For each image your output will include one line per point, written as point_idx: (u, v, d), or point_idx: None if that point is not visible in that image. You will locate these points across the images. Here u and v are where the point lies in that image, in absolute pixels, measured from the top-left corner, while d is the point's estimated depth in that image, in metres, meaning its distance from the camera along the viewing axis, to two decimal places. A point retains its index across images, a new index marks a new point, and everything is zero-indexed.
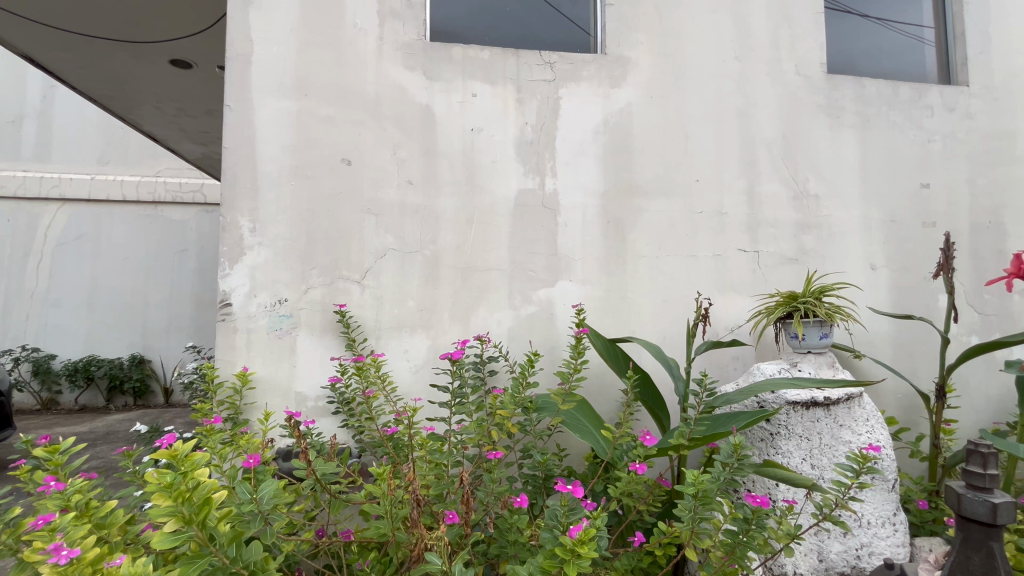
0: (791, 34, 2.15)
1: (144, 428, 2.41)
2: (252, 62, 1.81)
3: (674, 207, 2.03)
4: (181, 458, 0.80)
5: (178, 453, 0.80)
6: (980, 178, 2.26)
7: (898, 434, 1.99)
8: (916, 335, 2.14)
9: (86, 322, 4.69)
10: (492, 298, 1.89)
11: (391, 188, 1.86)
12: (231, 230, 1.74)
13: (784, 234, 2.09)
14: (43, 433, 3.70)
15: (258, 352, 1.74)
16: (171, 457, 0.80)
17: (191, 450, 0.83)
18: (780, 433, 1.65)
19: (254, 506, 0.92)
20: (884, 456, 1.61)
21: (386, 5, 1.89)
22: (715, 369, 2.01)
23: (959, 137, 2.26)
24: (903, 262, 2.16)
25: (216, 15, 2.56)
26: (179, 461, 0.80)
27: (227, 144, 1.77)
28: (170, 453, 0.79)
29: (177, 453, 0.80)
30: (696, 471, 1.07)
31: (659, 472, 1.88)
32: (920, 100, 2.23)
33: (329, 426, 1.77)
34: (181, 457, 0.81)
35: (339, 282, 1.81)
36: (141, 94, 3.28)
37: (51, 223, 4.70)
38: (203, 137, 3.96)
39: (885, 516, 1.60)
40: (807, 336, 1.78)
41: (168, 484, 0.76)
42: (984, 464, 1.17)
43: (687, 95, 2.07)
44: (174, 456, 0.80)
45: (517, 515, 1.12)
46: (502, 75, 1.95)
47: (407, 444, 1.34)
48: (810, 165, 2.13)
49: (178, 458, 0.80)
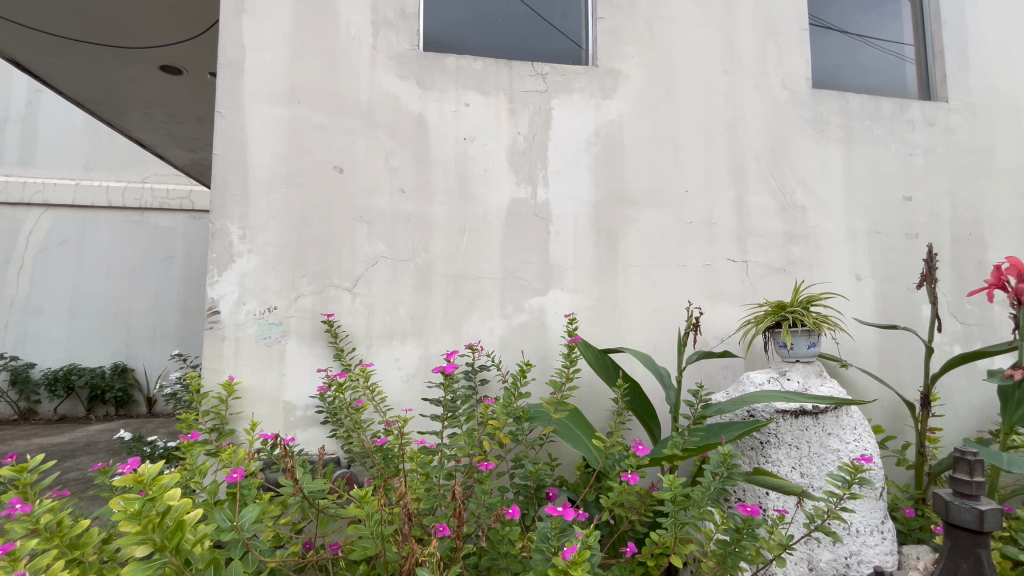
0: (778, 48, 2.21)
1: (127, 437, 2.35)
2: (244, 69, 1.80)
3: (665, 217, 2.05)
4: (148, 482, 0.77)
5: (144, 478, 0.77)
6: (960, 191, 2.32)
7: (884, 443, 2.01)
8: (900, 345, 2.18)
9: (67, 330, 4.59)
10: (484, 306, 1.89)
11: (383, 197, 1.86)
12: (220, 237, 1.72)
13: (772, 244, 2.12)
14: (21, 444, 3.60)
15: (246, 361, 1.71)
16: (136, 482, 0.76)
17: (159, 472, 0.79)
18: (769, 442, 1.66)
19: (236, 533, 0.92)
20: (872, 465, 1.63)
21: (380, 15, 1.91)
22: (705, 379, 2.02)
23: (940, 151, 2.32)
24: (888, 273, 2.20)
25: (208, 22, 2.55)
26: (146, 486, 0.77)
27: (217, 150, 1.76)
28: (135, 479, 0.76)
29: (143, 478, 0.77)
30: (670, 474, 1.12)
31: (650, 482, 1.88)
32: (902, 115, 2.29)
33: (316, 437, 1.74)
34: (148, 481, 0.77)
35: (330, 290, 1.79)
36: (130, 99, 3.25)
37: (33, 229, 4.62)
38: (192, 143, 3.92)
39: (873, 524, 1.61)
40: (796, 345, 1.80)
41: (137, 512, 0.74)
42: (970, 471, 1.20)
43: (676, 107, 2.10)
44: (140, 481, 0.77)
45: (510, 527, 1.12)
46: (495, 85, 1.97)
47: (396, 455, 1.32)
48: (797, 177, 2.17)
49: (144, 483, 0.77)
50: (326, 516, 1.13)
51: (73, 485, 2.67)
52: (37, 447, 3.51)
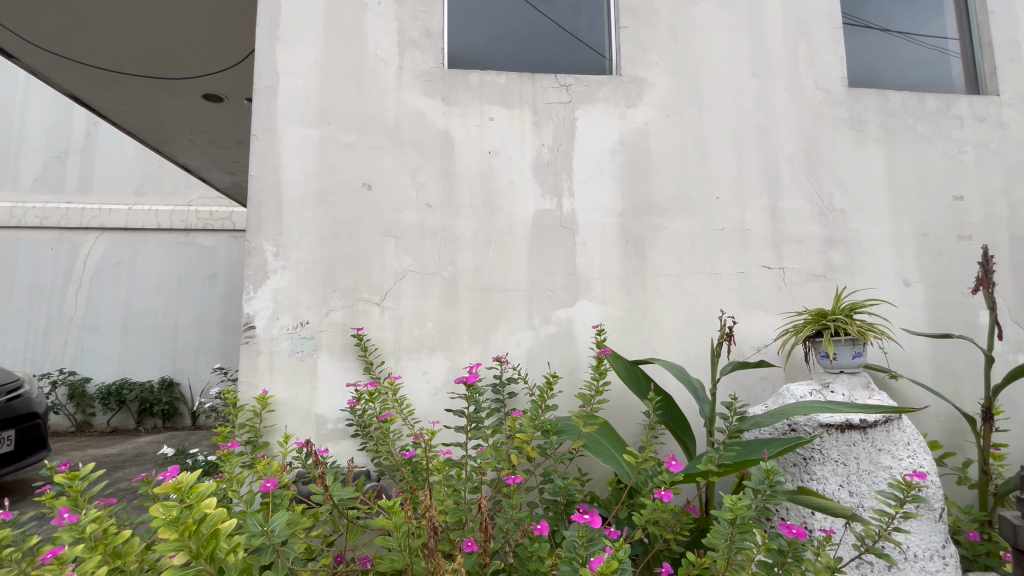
0: (809, 48, 2.14)
1: (170, 451, 2.44)
2: (278, 94, 1.88)
3: (695, 224, 2.00)
4: (186, 490, 0.80)
5: (183, 485, 0.80)
6: (1017, 189, 2.18)
7: (942, 460, 1.87)
8: (957, 354, 2.04)
9: (119, 346, 4.85)
10: (510, 318, 1.88)
11: (410, 212, 1.89)
12: (256, 254, 1.79)
13: (810, 250, 2.04)
14: (75, 455, 3.79)
15: (280, 374, 1.76)
16: (175, 490, 0.79)
17: (196, 480, 0.82)
18: (814, 458, 1.57)
19: (266, 538, 0.93)
20: (928, 483, 1.52)
21: (406, 36, 1.96)
22: (741, 392, 1.94)
23: (992, 147, 2.19)
24: (939, 277, 2.07)
25: (244, 52, 2.68)
26: (184, 494, 0.80)
27: (252, 172, 1.83)
28: (173, 486, 0.79)
29: (181, 486, 0.80)
30: (735, 495, 1.04)
31: (686, 499, 1.80)
32: (949, 111, 2.17)
33: (345, 449, 1.76)
34: (185, 489, 0.80)
35: (359, 305, 1.82)
36: (176, 127, 3.43)
37: (90, 251, 4.93)
38: (232, 166, 4.09)
39: (932, 548, 1.49)
40: (838, 355, 1.71)
41: (174, 518, 0.76)
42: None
43: (704, 113, 2.07)
44: (178, 489, 0.80)
45: (538, 544, 1.10)
46: (518, 99, 1.98)
47: (424, 468, 1.32)
48: (835, 179, 2.09)
49: (183, 491, 0.80)
50: (355, 529, 1.14)
51: (121, 495, 2.82)
52: (89, 458, 3.68)
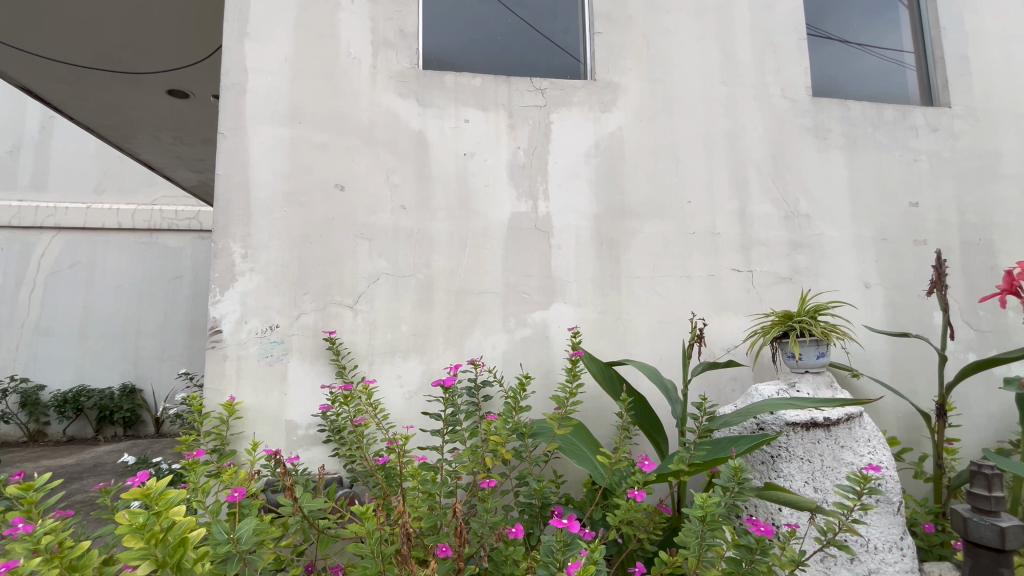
0: (776, 58, 2.21)
1: (130, 460, 2.33)
2: (246, 91, 1.83)
3: (667, 228, 2.04)
4: (155, 497, 0.78)
5: (152, 492, 0.78)
6: (967, 196, 2.29)
7: (900, 455, 1.96)
8: (913, 353, 2.13)
9: (77, 351, 4.63)
10: (486, 321, 1.87)
11: (384, 214, 1.87)
12: (223, 256, 1.74)
13: (777, 253, 2.10)
14: (28, 467, 3.60)
15: (248, 380, 1.71)
16: (144, 496, 0.77)
17: (166, 487, 0.81)
18: (780, 456, 1.62)
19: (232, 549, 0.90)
20: (886, 477, 1.58)
21: (380, 36, 1.94)
22: (712, 391, 1.98)
23: (944, 156, 2.30)
24: (895, 280, 2.17)
25: (211, 47, 2.61)
26: (153, 500, 0.78)
27: (219, 171, 1.78)
28: (142, 492, 0.77)
29: (150, 492, 0.78)
30: (705, 493, 1.07)
31: (659, 498, 1.82)
32: (905, 121, 2.28)
33: (318, 456, 1.72)
34: (155, 495, 0.78)
35: (331, 308, 1.79)
36: (138, 123, 3.30)
37: (45, 252, 4.70)
38: (199, 164, 3.96)
39: (891, 540, 1.55)
40: (804, 356, 1.77)
41: (140, 526, 0.74)
42: (989, 487, 1.33)
43: (676, 118, 2.11)
44: (147, 495, 0.78)
45: (512, 548, 1.10)
46: (494, 101, 1.99)
47: (398, 473, 1.31)
48: (800, 185, 2.16)
49: (151, 497, 0.78)
50: (326, 537, 1.12)
51: (77, 508, 2.69)
52: (43, 469, 3.50)
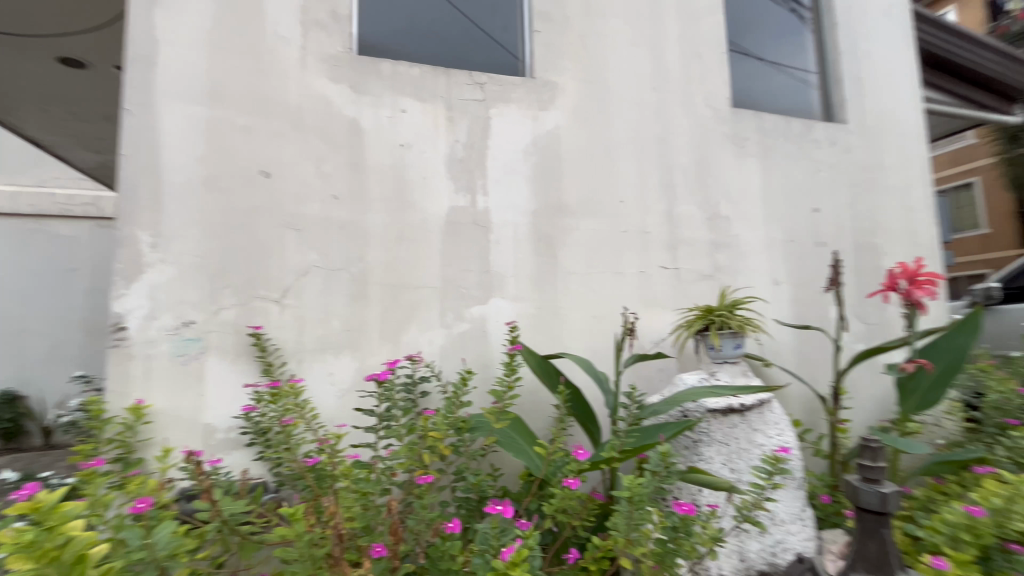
0: (701, 68, 2.35)
1: (12, 476, 2.06)
2: (156, 64, 1.67)
3: (601, 225, 2.11)
4: (46, 511, 0.70)
5: (43, 506, 0.71)
6: (859, 204, 2.58)
7: (803, 435, 2.16)
8: (813, 344, 2.37)
9: None
10: (423, 316, 1.84)
11: (314, 204, 1.77)
12: (129, 246, 1.58)
13: (700, 252, 2.24)
14: None
15: (158, 382, 1.56)
16: (33, 511, 0.70)
17: (61, 500, 0.73)
18: (702, 441, 1.74)
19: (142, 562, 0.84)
20: (792, 456, 1.74)
21: (311, 16, 1.84)
22: (641, 382, 2.09)
23: (841, 167, 2.57)
24: (800, 278, 2.39)
25: (114, 14, 2.34)
26: (44, 514, 0.70)
27: (123, 151, 1.60)
28: (32, 506, 0.69)
29: (40, 506, 0.70)
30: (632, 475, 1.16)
31: (591, 486, 1.88)
32: (809, 134, 2.52)
33: (241, 460, 1.60)
34: (46, 509, 0.71)
35: (255, 303, 1.68)
36: (22, 93, 2.90)
37: None
38: (99, 144, 3.55)
39: (795, 513, 1.70)
40: (723, 347, 1.91)
41: (28, 544, 0.67)
42: (874, 458, 1.41)
43: (610, 120, 2.18)
44: (36, 510, 0.70)
45: (449, 542, 1.13)
46: (432, 93, 1.95)
47: (330, 475, 1.24)
48: (720, 189, 2.32)
49: (42, 512, 0.70)
50: (251, 544, 1.08)
51: None
52: None
